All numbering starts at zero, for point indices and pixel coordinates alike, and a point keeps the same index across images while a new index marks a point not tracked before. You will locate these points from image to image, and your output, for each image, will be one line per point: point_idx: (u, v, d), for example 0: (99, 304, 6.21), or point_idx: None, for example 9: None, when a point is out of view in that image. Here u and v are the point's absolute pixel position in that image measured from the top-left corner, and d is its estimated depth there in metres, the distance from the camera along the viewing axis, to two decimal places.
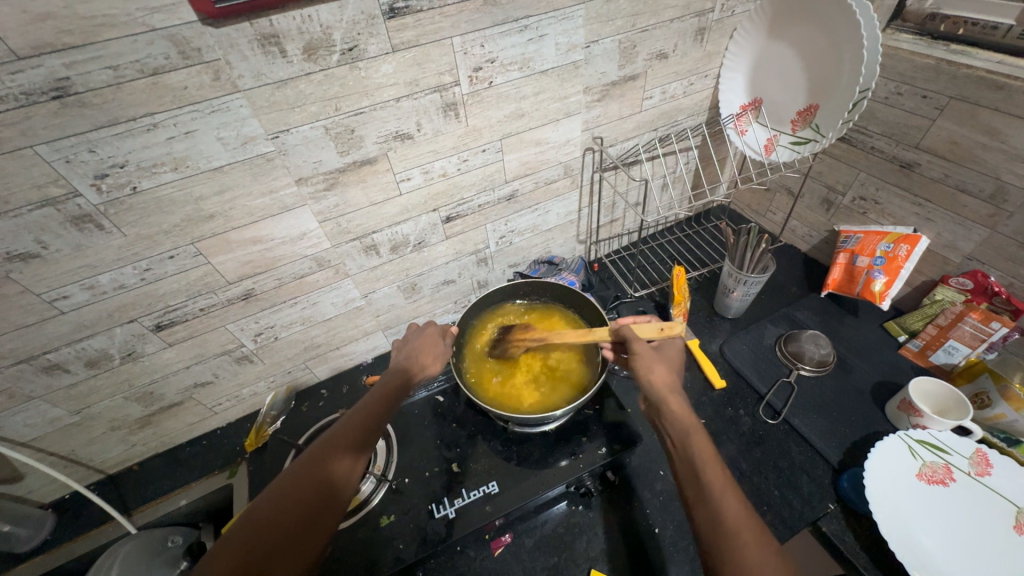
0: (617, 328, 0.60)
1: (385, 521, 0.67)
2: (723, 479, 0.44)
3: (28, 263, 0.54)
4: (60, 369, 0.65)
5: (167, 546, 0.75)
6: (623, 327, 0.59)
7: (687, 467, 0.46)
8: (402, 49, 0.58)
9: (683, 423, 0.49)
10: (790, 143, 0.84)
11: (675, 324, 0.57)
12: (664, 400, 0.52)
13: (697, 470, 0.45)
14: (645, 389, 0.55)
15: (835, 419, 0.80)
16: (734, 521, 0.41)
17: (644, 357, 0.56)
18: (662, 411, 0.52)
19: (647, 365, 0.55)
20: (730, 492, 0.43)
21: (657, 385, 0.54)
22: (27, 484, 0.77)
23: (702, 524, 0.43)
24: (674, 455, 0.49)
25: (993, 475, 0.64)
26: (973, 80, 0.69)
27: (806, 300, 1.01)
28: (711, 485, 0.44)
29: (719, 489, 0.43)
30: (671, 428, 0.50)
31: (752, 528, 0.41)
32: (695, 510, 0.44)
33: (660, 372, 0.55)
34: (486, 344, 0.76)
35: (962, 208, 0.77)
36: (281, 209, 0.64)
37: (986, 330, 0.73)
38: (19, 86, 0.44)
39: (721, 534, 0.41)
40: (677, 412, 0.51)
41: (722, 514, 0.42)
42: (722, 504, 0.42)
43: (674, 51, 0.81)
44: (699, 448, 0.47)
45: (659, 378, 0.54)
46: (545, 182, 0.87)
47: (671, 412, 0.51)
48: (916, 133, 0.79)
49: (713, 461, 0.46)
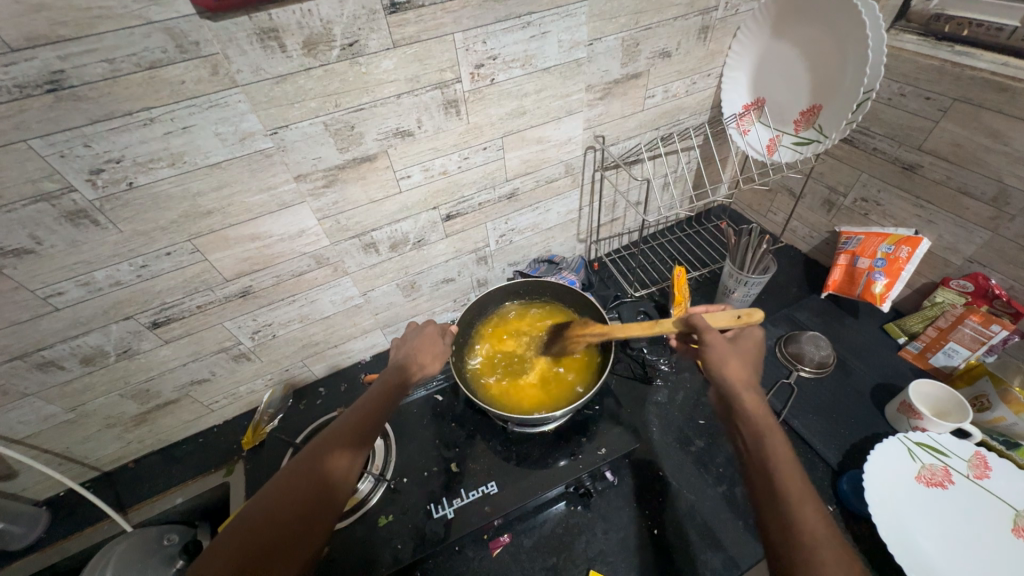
0: (687, 316, 0.57)
1: (383, 521, 0.66)
2: (804, 488, 0.40)
3: (22, 259, 0.53)
4: (54, 366, 0.64)
5: (164, 544, 0.75)
6: (696, 316, 0.57)
7: (763, 469, 0.42)
8: (403, 45, 0.57)
9: (761, 421, 0.46)
10: (793, 143, 0.83)
11: (755, 313, 0.57)
12: (739, 395, 0.49)
13: (774, 471, 0.42)
14: (715, 380, 0.52)
15: (834, 420, 0.80)
16: (813, 531, 0.37)
17: (718, 348, 0.54)
18: (738, 407, 0.48)
19: (722, 357, 0.53)
20: (808, 502, 0.39)
21: (732, 378, 0.51)
22: (22, 481, 0.76)
23: (773, 528, 0.39)
24: (745, 454, 0.45)
25: (991, 477, 0.64)
26: (977, 82, 0.69)
27: (806, 301, 1.01)
28: (790, 491, 0.40)
29: (796, 495, 0.40)
30: (745, 426, 0.47)
31: (835, 541, 0.37)
32: (770, 515, 0.40)
33: (736, 367, 0.52)
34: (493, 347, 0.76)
35: (964, 210, 0.77)
36: (280, 206, 0.63)
37: (986, 333, 0.74)
38: (12, 79, 0.43)
39: (798, 543, 0.37)
40: (752, 408, 0.48)
41: (799, 521, 0.38)
42: (800, 513, 0.38)
43: (677, 50, 0.80)
44: (775, 448, 0.43)
45: (735, 373, 0.51)
46: (546, 181, 0.87)
47: (746, 409, 0.48)
48: (919, 134, 0.78)
49: (793, 467, 0.42)
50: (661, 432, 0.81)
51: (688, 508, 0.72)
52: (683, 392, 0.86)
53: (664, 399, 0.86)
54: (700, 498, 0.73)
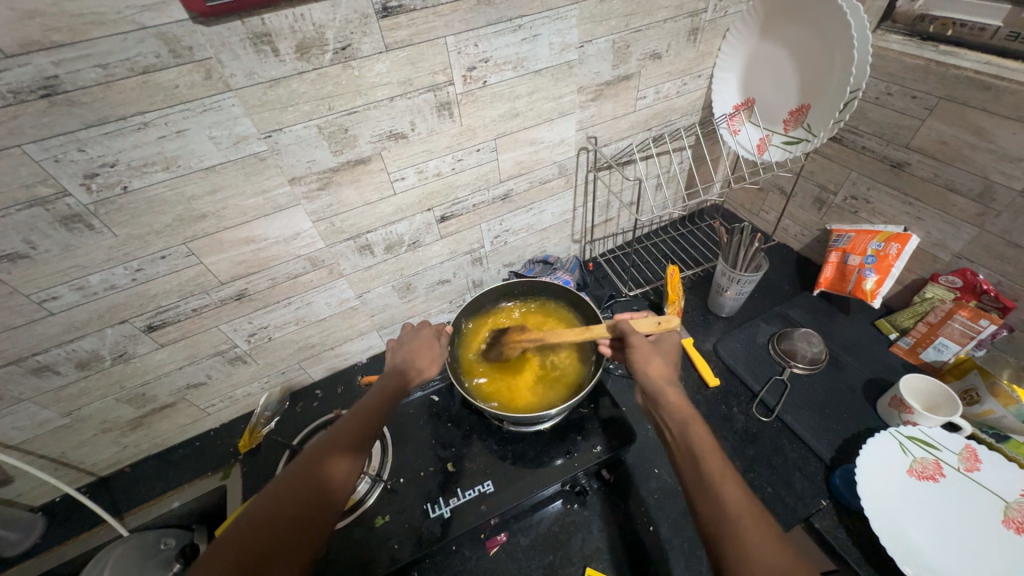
0: (613, 323, 0.63)
1: (379, 521, 0.67)
2: (723, 467, 0.44)
3: (17, 264, 0.53)
4: (49, 371, 0.64)
5: (160, 548, 0.74)
6: (620, 322, 0.62)
7: (687, 457, 0.46)
8: (396, 48, 0.58)
9: (682, 413, 0.50)
10: (782, 143, 0.84)
11: (671, 319, 0.62)
12: (663, 392, 0.53)
13: (697, 456, 0.45)
14: (641, 382, 0.56)
15: (827, 416, 0.81)
16: (736, 507, 0.40)
17: (642, 350, 0.58)
18: (661, 403, 0.52)
19: (645, 359, 0.57)
20: (729, 480, 0.43)
21: (655, 377, 0.55)
22: (17, 487, 0.76)
23: (704, 513, 0.42)
24: (673, 446, 0.48)
25: (981, 470, 0.65)
26: (961, 81, 0.70)
27: (799, 298, 1.02)
28: (711, 472, 0.43)
29: (718, 475, 0.43)
30: (669, 420, 0.50)
31: (755, 514, 0.40)
32: (697, 498, 0.43)
33: (659, 365, 0.57)
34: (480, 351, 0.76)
35: (951, 207, 0.78)
36: (275, 208, 0.64)
37: (975, 328, 0.74)
38: (6, 85, 0.43)
39: (726, 522, 0.40)
40: (674, 403, 0.52)
41: (723, 499, 0.41)
42: (723, 491, 0.42)
43: (668, 51, 0.82)
44: (698, 437, 0.47)
45: (657, 371, 0.56)
46: (540, 182, 0.87)
47: (669, 404, 0.52)
48: (906, 133, 0.79)
49: (712, 450, 0.46)
50: (656, 429, 0.82)
51: (683, 504, 0.72)
52: None
53: None
54: None
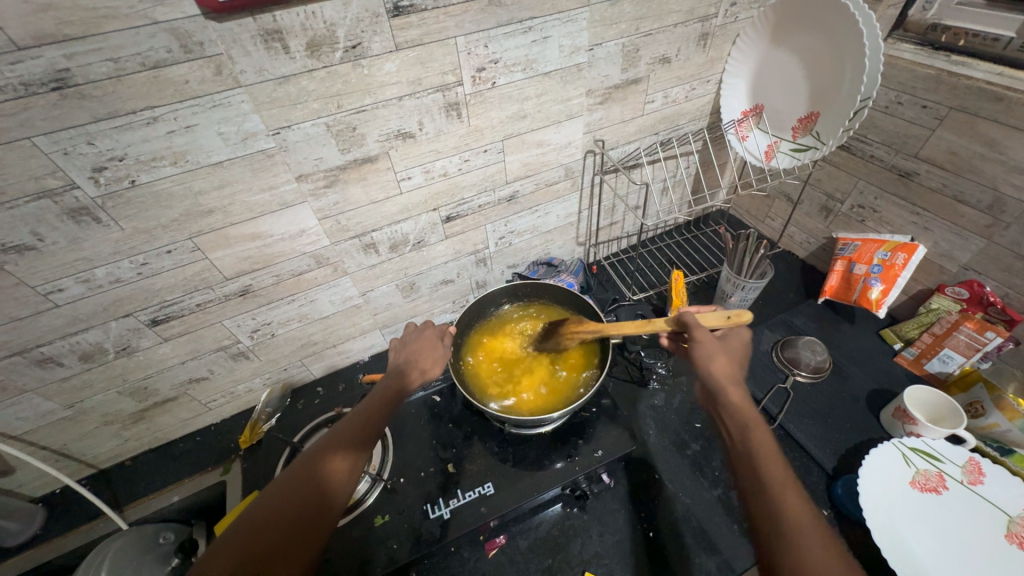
0: (679, 314, 0.61)
1: (379, 521, 0.66)
2: (784, 470, 0.43)
3: (24, 255, 0.53)
4: (53, 363, 0.64)
5: (159, 543, 0.74)
6: (686, 315, 0.60)
7: (746, 453, 0.45)
8: (406, 48, 0.58)
9: (742, 411, 0.49)
10: (790, 149, 0.84)
11: (743, 313, 0.59)
12: (725, 389, 0.52)
13: (757, 454, 0.44)
14: (703, 375, 0.55)
15: (829, 425, 0.80)
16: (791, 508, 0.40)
17: (707, 344, 0.56)
18: (722, 398, 0.51)
19: (710, 354, 0.56)
20: (790, 484, 0.42)
21: (718, 373, 0.54)
22: (18, 478, 0.76)
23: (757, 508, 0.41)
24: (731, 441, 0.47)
25: (985, 483, 0.64)
26: (972, 91, 0.70)
27: (803, 306, 1.01)
28: (773, 473, 0.42)
29: (780, 477, 0.42)
30: (729, 414, 0.49)
31: (813, 519, 0.39)
32: (752, 492, 0.42)
33: (723, 363, 0.55)
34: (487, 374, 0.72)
35: (959, 217, 0.77)
36: (281, 205, 0.64)
37: (981, 340, 0.74)
38: (17, 77, 0.43)
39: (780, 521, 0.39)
40: (735, 399, 0.50)
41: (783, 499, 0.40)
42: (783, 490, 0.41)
43: (677, 56, 0.81)
44: (760, 436, 0.46)
45: (720, 368, 0.54)
46: (546, 184, 0.87)
47: (730, 399, 0.50)
48: (916, 142, 0.79)
49: (773, 452, 0.44)
50: (658, 435, 0.81)
51: (683, 511, 0.72)
52: (680, 395, 0.86)
53: (661, 402, 0.86)
54: (696, 501, 0.73)
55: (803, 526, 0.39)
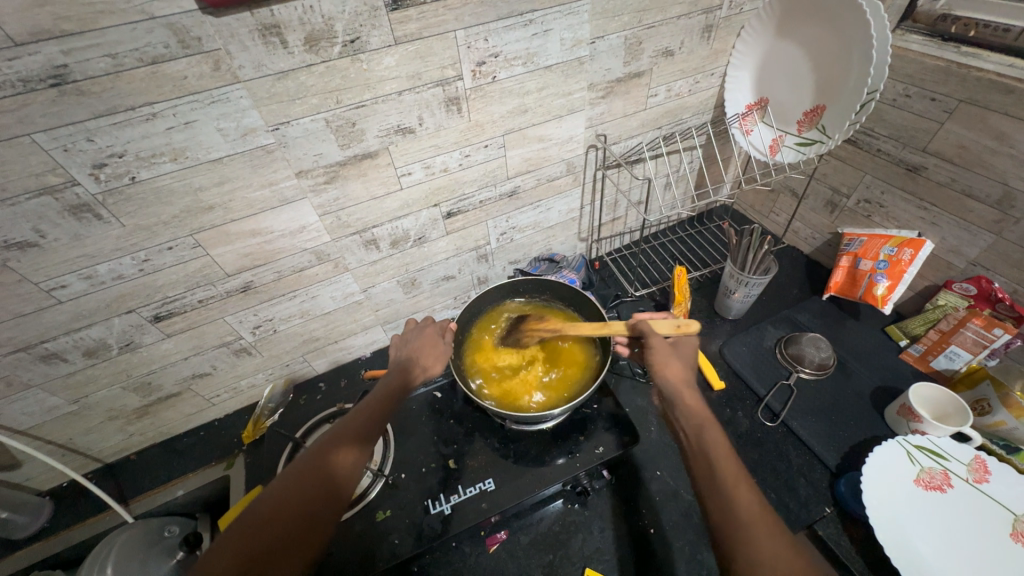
0: (632, 322, 0.61)
1: (380, 516, 0.67)
2: (738, 474, 0.43)
3: (26, 252, 0.54)
4: (57, 359, 0.65)
5: (164, 535, 0.76)
6: (641, 322, 0.60)
7: (702, 460, 0.45)
8: (405, 42, 0.57)
9: (696, 414, 0.49)
10: (795, 144, 0.83)
11: (692, 323, 0.59)
12: (681, 394, 0.52)
13: (712, 460, 0.44)
14: (659, 383, 0.54)
15: (832, 422, 0.80)
16: (748, 515, 0.40)
17: (660, 352, 0.57)
18: (677, 404, 0.51)
19: (663, 361, 0.56)
20: (744, 486, 0.42)
21: (673, 379, 0.54)
22: (25, 472, 0.77)
23: (716, 520, 0.41)
24: (686, 447, 0.47)
25: (990, 482, 0.64)
26: (982, 84, 0.68)
27: (807, 302, 1.00)
28: (727, 479, 0.42)
29: (732, 481, 0.42)
30: (683, 420, 0.49)
31: (769, 524, 0.39)
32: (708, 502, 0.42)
33: (676, 369, 0.55)
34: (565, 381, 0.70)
35: (967, 212, 0.76)
36: (280, 202, 0.64)
37: (988, 337, 0.73)
38: (16, 73, 0.43)
39: (738, 530, 0.39)
40: (690, 403, 0.50)
41: (737, 505, 0.40)
42: (736, 495, 0.41)
43: (680, 48, 0.80)
44: (712, 440, 0.46)
45: (674, 374, 0.54)
46: (547, 179, 0.87)
47: (685, 404, 0.50)
48: (924, 136, 0.78)
49: (729, 456, 0.44)
50: (659, 431, 0.81)
51: (685, 507, 0.72)
52: None
53: None
54: (697, 498, 0.73)
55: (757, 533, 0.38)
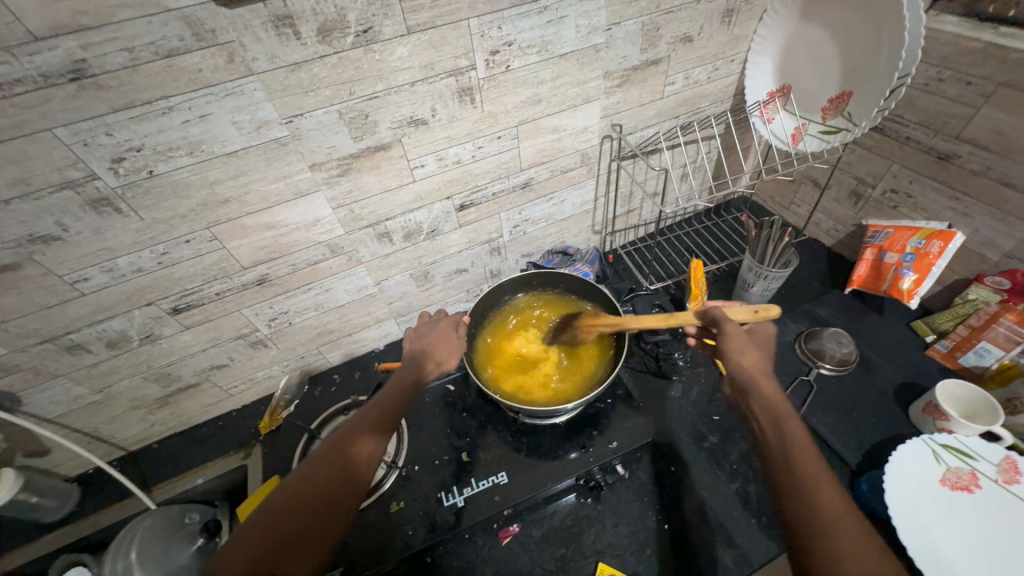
0: (704, 309, 0.59)
1: (394, 507, 0.67)
2: (821, 468, 0.43)
3: (50, 245, 0.55)
4: (82, 349, 0.66)
5: (185, 522, 0.77)
6: (714, 309, 0.58)
7: (781, 451, 0.45)
8: (418, 31, 0.56)
9: (775, 407, 0.48)
10: (819, 132, 0.80)
11: (771, 308, 0.58)
12: (759, 383, 0.51)
13: (792, 454, 0.44)
14: (734, 371, 0.53)
15: (854, 420, 0.78)
16: (830, 509, 0.39)
17: (737, 339, 0.55)
18: (754, 393, 0.50)
19: (741, 350, 0.54)
20: (826, 481, 0.41)
21: (751, 369, 0.52)
22: (55, 458, 0.80)
23: (793, 509, 0.41)
24: (763, 438, 0.47)
25: (1022, 483, 0.61)
26: (1023, 66, 0.65)
27: (828, 296, 0.98)
28: (808, 473, 0.42)
29: (813, 474, 0.42)
30: (762, 411, 0.49)
31: (851, 519, 0.39)
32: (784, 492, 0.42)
33: (754, 358, 0.54)
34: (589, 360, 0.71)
35: (1002, 203, 0.73)
36: (295, 194, 0.64)
37: (1022, 333, 0.69)
38: (36, 68, 0.44)
39: (817, 521, 0.39)
40: (769, 393, 0.50)
41: (817, 497, 0.40)
42: (816, 489, 0.41)
43: (700, 34, 0.78)
44: (793, 433, 0.45)
45: (752, 363, 0.53)
46: (561, 170, 0.85)
47: (764, 393, 0.50)
48: (957, 122, 0.74)
49: (809, 450, 0.44)
50: (674, 427, 0.80)
51: (700, 503, 0.71)
52: (698, 387, 0.85)
53: (677, 393, 0.84)
54: (712, 494, 0.72)
55: (841, 527, 0.38)
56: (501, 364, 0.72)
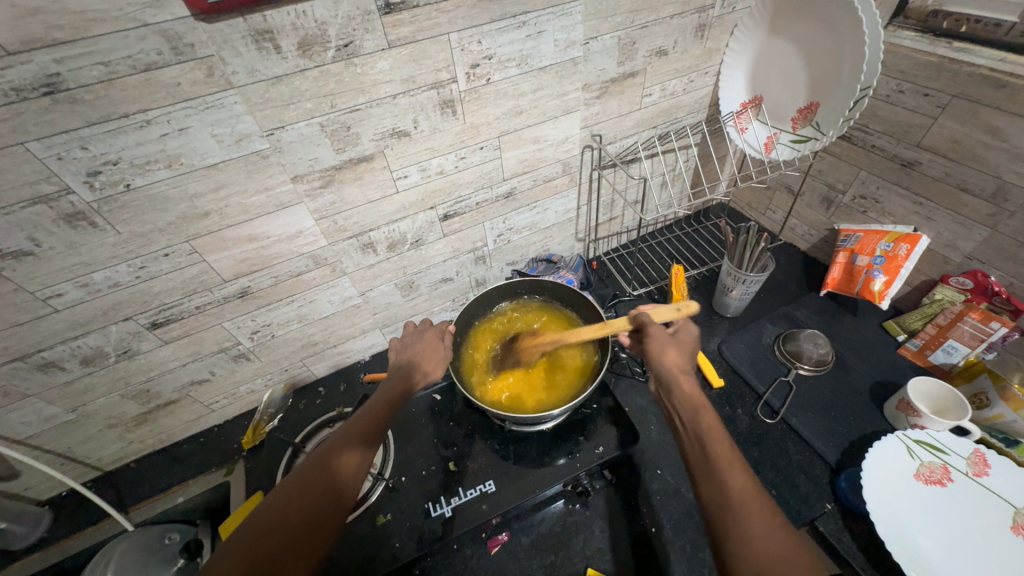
0: (635, 314, 0.60)
1: (381, 520, 0.67)
2: (735, 458, 0.43)
3: (21, 261, 0.54)
4: (55, 367, 0.64)
5: (165, 543, 0.76)
6: (641, 313, 0.60)
7: (696, 444, 0.45)
8: (398, 45, 0.57)
9: (693, 399, 0.49)
10: (790, 141, 0.83)
11: (692, 305, 0.59)
12: (677, 379, 0.52)
13: (707, 445, 0.44)
14: (656, 371, 0.54)
15: (832, 418, 0.80)
16: (742, 498, 0.40)
17: (659, 341, 0.57)
18: (672, 391, 0.51)
19: (662, 352, 0.55)
20: (737, 467, 0.42)
21: (671, 366, 0.54)
22: (24, 481, 0.77)
23: (710, 502, 0.41)
24: (682, 432, 0.48)
25: (990, 475, 0.64)
26: (975, 78, 0.68)
27: (806, 299, 1.00)
28: (720, 460, 0.43)
29: (726, 462, 0.42)
30: (680, 409, 0.49)
31: (758, 501, 0.40)
32: (702, 486, 0.42)
33: (675, 357, 0.55)
34: (574, 373, 0.71)
35: (962, 207, 0.76)
36: (277, 206, 0.64)
37: (986, 330, 0.72)
38: (9, 82, 0.43)
39: (731, 509, 0.39)
40: (687, 389, 0.51)
41: (729, 485, 0.41)
42: (731, 478, 0.41)
43: (674, 48, 0.80)
44: (707, 423, 0.46)
45: (672, 361, 0.54)
46: (543, 180, 0.87)
47: (682, 389, 0.51)
48: (917, 131, 0.78)
49: (724, 440, 0.44)
50: (660, 430, 0.81)
51: (686, 506, 0.72)
52: None
53: None
54: None
55: (752, 512, 0.39)
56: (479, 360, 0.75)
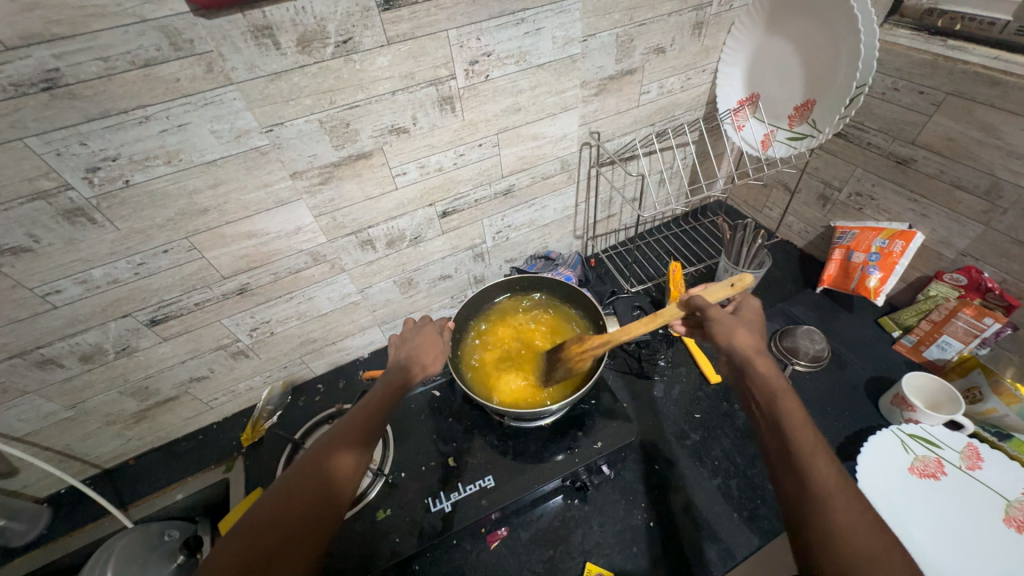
0: (693, 296, 0.60)
1: (381, 515, 0.67)
2: (816, 444, 0.43)
3: (20, 257, 0.54)
4: (53, 364, 0.64)
5: (163, 539, 0.76)
6: (697, 297, 0.60)
7: (773, 430, 0.45)
8: (397, 42, 0.57)
9: (769, 383, 0.48)
10: (786, 138, 0.84)
11: (746, 278, 0.61)
12: (752, 363, 0.51)
13: (785, 432, 0.44)
14: (728, 353, 0.54)
15: (828, 414, 0.81)
16: (825, 487, 0.39)
17: (727, 322, 0.56)
18: (748, 374, 0.51)
19: (731, 332, 0.55)
20: (820, 455, 0.42)
21: (744, 349, 0.53)
22: (22, 479, 0.77)
23: (788, 488, 0.41)
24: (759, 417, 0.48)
25: (983, 468, 0.65)
26: (969, 76, 0.69)
27: (802, 296, 1.01)
28: (799, 447, 0.42)
29: (808, 449, 0.42)
30: (756, 392, 0.49)
31: (845, 489, 0.39)
32: (782, 474, 0.42)
33: (746, 338, 0.54)
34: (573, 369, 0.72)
35: (956, 204, 0.77)
36: (276, 203, 0.64)
37: (979, 326, 0.74)
38: (7, 77, 0.43)
39: (812, 497, 0.39)
40: (762, 373, 0.50)
41: (811, 473, 0.40)
42: (814, 466, 0.41)
43: (672, 46, 0.81)
44: (785, 408, 0.46)
45: (744, 342, 0.54)
46: (542, 177, 0.87)
47: (756, 373, 0.50)
48: (912, 129, 0.79)
49: (803, 426, 0.44)
50: (658, 426, 0.81)
51: (683, 501, 0.72)
52: (679, 386, 0.86)
53: (660, 393, 0.86)
54: (695, 491, 0.73)
55: (836, 503, 0.38)
56: (494, 331, 0.79)
